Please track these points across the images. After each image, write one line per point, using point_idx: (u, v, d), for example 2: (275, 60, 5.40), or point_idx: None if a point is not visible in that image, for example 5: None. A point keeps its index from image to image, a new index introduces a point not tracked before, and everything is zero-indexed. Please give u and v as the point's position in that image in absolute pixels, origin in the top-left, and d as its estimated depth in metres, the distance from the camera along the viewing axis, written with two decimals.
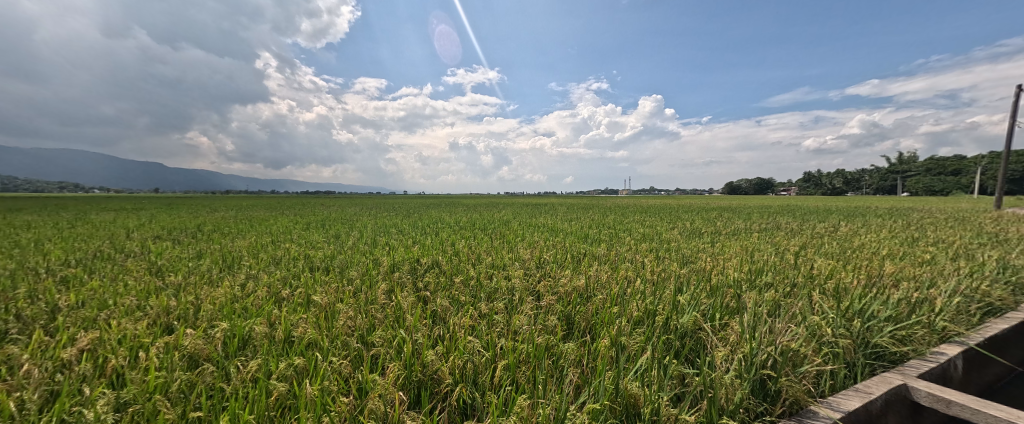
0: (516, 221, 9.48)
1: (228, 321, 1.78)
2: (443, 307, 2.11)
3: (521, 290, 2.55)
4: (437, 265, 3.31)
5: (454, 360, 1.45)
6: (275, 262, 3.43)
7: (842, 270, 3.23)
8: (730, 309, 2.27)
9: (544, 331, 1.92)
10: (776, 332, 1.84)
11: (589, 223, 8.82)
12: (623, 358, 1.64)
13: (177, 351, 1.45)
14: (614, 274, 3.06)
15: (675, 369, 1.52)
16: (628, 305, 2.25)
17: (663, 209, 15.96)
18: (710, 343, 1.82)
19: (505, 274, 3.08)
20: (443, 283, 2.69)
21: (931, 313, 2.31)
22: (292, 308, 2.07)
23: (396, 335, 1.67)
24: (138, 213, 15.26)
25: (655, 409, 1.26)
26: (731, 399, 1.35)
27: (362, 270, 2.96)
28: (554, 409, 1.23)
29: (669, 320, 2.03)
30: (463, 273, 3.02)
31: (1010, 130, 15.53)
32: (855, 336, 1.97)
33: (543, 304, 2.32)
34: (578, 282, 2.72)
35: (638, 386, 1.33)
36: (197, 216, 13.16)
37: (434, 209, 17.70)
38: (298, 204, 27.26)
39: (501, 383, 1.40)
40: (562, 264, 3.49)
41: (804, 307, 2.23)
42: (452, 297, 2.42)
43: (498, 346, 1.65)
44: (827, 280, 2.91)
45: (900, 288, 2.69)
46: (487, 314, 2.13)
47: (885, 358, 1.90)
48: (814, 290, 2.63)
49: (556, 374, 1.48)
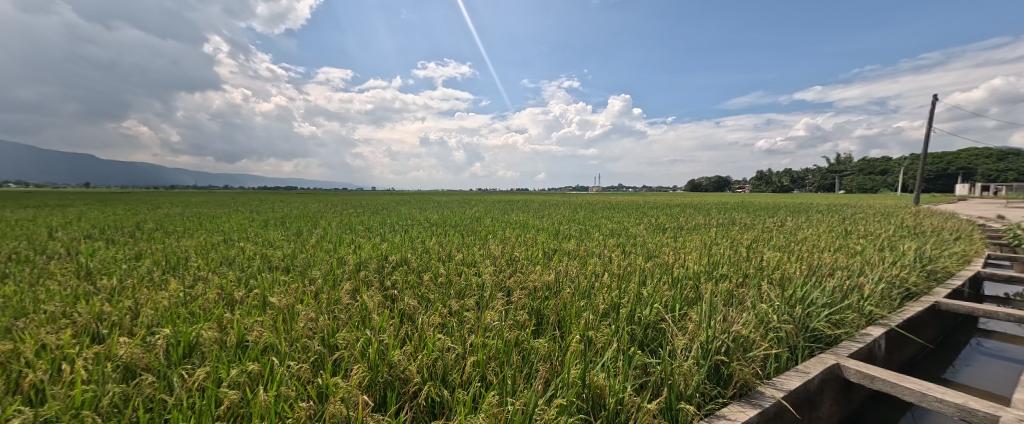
0: (487, 217, 9.43)
1: (171, 327, 1.64)
2: (411, 305, 2.07)
3: (492, 286, 2.55)
4: (406, 262, 3.23)
5: (422, 359, 1.43)
6: (228, 262, 3.21)
7: (788, 261, 3.50)
8: (689, 300, 2.40)
9: (514, 326, 1.93)
10: (729, 320, 1.97)
11: (560, 219, 8.95)
12: (590, 351, 1.68)
13: (110, 361, 1.32)
14: (583, 269, 3.14)
15: (638, 359, 1.59)
16: (595, 299, 2.31)
17: (629, 206, 16.53)
18: (671, 333, 1.90)
19: (476, 271, 3.05)
20: (412, 281, 2.62)
21: (861, 298, 2.56)
22: (247, 310, 1.95)
23: (361, 335, 1.61)
24: (62, 209, 13.61)
25: (619, 399, 1.32)
26: (688, 385, 1.44)
27: (325, 269, 2.83)
28: (523, 404, 1.24)
29: (634, 312, 2.11)
30: (433, 271, 2.97)
31: (927, 136, 17.49)
32: (797, 321, 2.14)
33: (513, 299, 2.34)
34: (548, 277, 2.76)
35: (603, 377, 1.38)
36: (138, 213, 12.03)
37: (404, 205, 17.28)
38: (253, 200, 25.55)
39: (471, 380, 1.39)
40: (532, 260, 3.53)
41: (754, 296, 2.40)
42: (420, 296, 2.37)
43: (468, 342, 1.64)
44: (774, 270, 3.15)
45: (835, 276, 2.97)
46: (456, 312, 2.10)
47: (823, 341, 2.09)
48: (762, 280, 2.84)
49: (525, 369, 1.49)
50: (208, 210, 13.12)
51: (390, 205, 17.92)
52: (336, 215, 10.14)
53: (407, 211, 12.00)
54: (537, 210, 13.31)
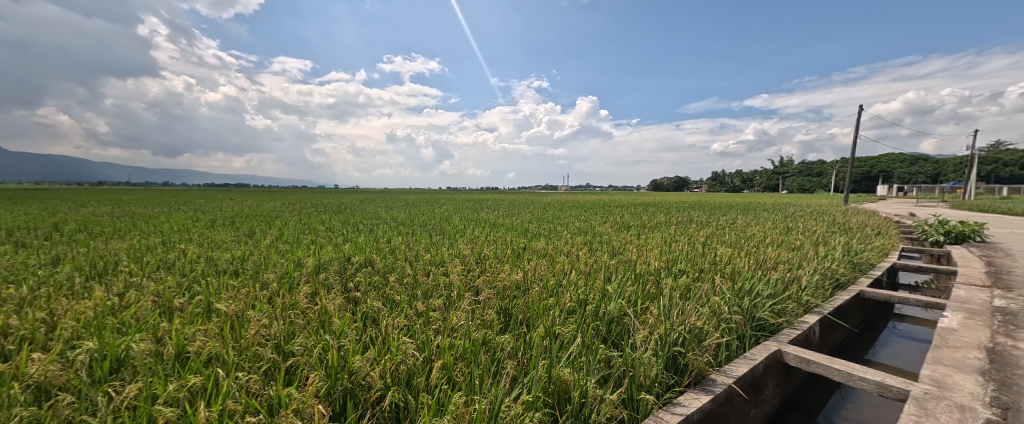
0: (456, 216, 9.30)
1: (96, 340, 1.47)
2: (375, 307, 2.00)
3: (459, 285, 2.52)
4: (370, 263, 3.12)
5: (385, 363, 1.39)
6: (167, 266, 2.93)
7: (739, 256, 3.77)
8: (650, 295, 2.50)
9: (482, 326, 1.92)
10: (686, 313, 2.09)
11: (529, 218, 9.02)
12: (556, 347, 1.71)
13: (17, 382, 1.16)
14: (550, 267, 3.19)
15: (602, 353, 1.63)
16: (562, 296, 2.36)
17: (596, 204, 16.97)
18: (633, 327, 1.98)
19: (443, 271, 3.00)
20: (376, 283, 2.53)
21: (799, 289, 2.81)
22: (189, 319, 1.78)
23: (320, 341, 1.53)
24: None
25: (584, 392, 1.35)
26: (648, 376, 1.51)
27: (280, 272, 2.66)
28: (489, 402, 1.23)
29: (598, 308, 2.17)
30: (399, 271, 2.88)
31: (855, 142, 19.51)
32: (745, 311, 2.31)
33: (480, 298, 2.32)
34: (516, 276, 2.77)
35: (568, 372, 1.41)
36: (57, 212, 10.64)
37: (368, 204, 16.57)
38: (198, 198, 23.44)
39: (437, 382, 1.37)
40: (502, 259, 3.53)
41: (708, 290, 2.56)
42: (385, 297, 2.30)
43: (434, 344, 1.61)
44: (727, 265, 3.37)
45: (778, 269, 3.23)
46: (422, 313, 2.05)
47: (767, 329, 2.27)
48: (716, 274, 3.03)
49: (492, 367, 1.49)
50: (146, 210, 11.90)
51: (354, 204, 17.17)
52: (293, 214, 9.56)
53: (372, 210, 11.58)
54: (506, 208, 13.36)
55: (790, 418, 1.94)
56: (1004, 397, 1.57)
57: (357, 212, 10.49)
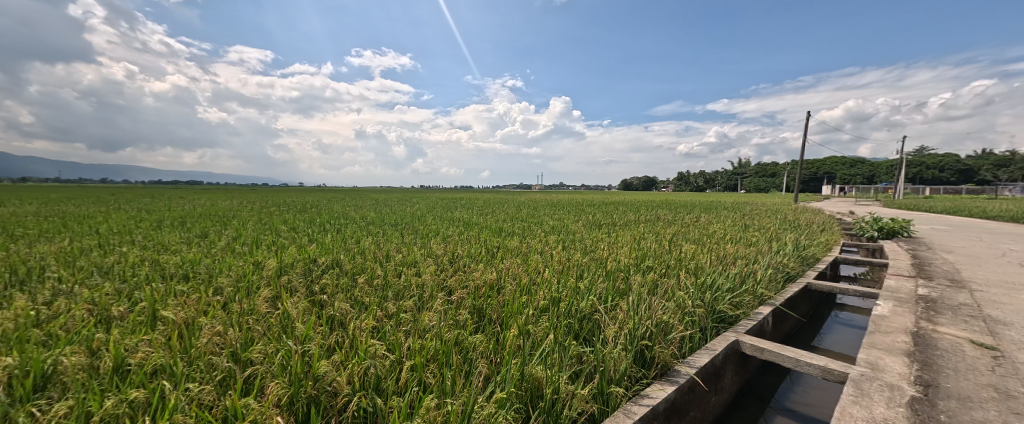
0: (428, 215, 9.13)
1: (16, 355, 1.31)
2: (342, 309, 1.92)
3: (432, 286, 2.47)
4: (337, 265, 2.99)
5: (353, 367, 1.34)
6: (103, 271, 2.66)
7: (702, 253, 3.96)
8: (620, 291, 2.58)
9: (454, 326, 1.90)
10: (653, 308, 2.17)
11: (503, 216, 9.02)
12: (528, 344, 1.72)
13: None
14: (524, 265, 3.21)
15: (573, 349, 1.66)
16: (535, 294, 2.37)
17: (569, 204, 17.25)
18: (604, 323, 2.03)
19: (416, 271, 2.94)
20: (344, 285, 2.43)
21: (755, 282, 3.00)
22: (131, 328, 1.63)
23: (281, 347, 1.46)
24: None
25: (555, 388, 1.37)
26: (617, 369, 1.56)
27: (237, 275, 2.49)
28: (461, 403, 1.22)
29: (570, 305, 2.20)
30: (369, 272, 2.79)
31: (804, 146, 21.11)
32: (707, 304, 2.43)
33: (453, 299, 2.29)
34: (490, 275, 2.76)
35: (540, 369, 1.43)
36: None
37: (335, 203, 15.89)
38: (142, 196, 21.51)
39: (407, 385, 1.34)
40: (475, 258, 3.51)
41: (674, 285, 2.67)
42: (353, 300, 2.22)
43: (404, 345, 1.57)
44: (691, 261, 3.54)
45: (737, 264, 3.43)
46: (393, 315, 1.99)
47: (727, 321, 2.40)
48: (681, 270, 3.17)
49: (465, 368, 1.48)
50: (81, 209, 10.75)
51: (321, 203, 16.42)
52: (253, 214, 8.99)
53: (341, 209, 11.12)
54: (480, 207, 13.30)
55: (747, 404, 2.07)
56: (925, 375, 1.77)
57: (324, 211, 10.05)
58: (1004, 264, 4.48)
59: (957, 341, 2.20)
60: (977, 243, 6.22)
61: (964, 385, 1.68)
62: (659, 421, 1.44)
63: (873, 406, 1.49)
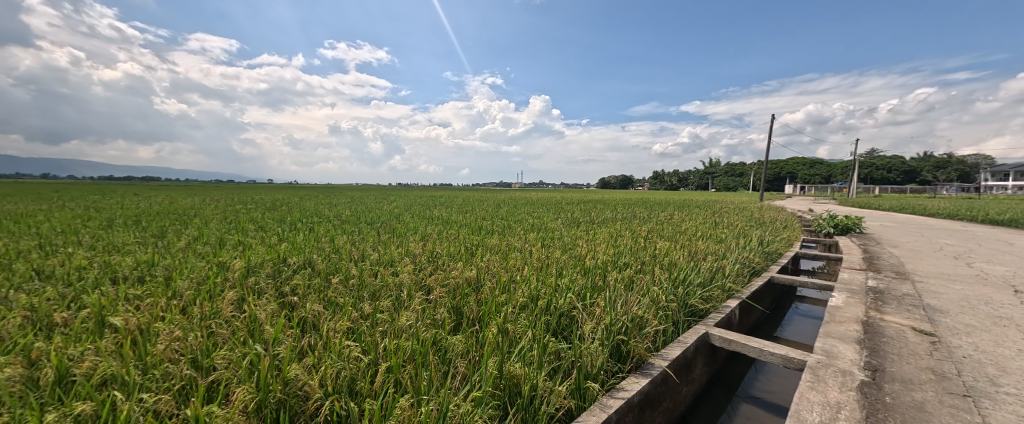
0: (406, 213, 8.97)
1: None
2: (314, 310, 1.85)
3: (409, 285, 2.43)
4: (309, 265, 2.88)
5: (325, 370, 1.30)
6: (44, 275, 2.44)
7: (675, 249, 4.10)
8: (598, 287, 2.62)
9: (432, 326, 1.87)
10: (629, 304, 2.22)
11: (482, 214, 8.97)
12: (507, 342, 1.73)
13: None
14: (504, 263, 3.21)
15: (551, 346, 1.68)
16: (514, 292, 2.38)
17: (548, 202, 17.38)
18: (581, 320, 2.06)
19: (393, 270, 2.87)
20: (316, 285, 2.34)
21: (724, 277, 3.14)
22: (77, 336, 1.51)
23: (248, 352, 1.39)
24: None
25: (533, 385, 1.39)
26: (594, 364, 1.60)
27: (198, 277, 2.35)
28: (438, 403, 1.21)
29: (549, 302, 2.22)
30: (343, 272, 2.70)
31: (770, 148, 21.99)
32: (680, 299, 2.52)
33: (432, 298, 2.26)
34: (469, 273, 2.74)
35: (519, 367, 1.43)
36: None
37: (307, 201, 15.27)
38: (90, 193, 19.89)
39: (383, 387, 1.31)
40: (454, 257, 3.47)
41: (648, 281, 2.75)
42: (327, 301, 2.14)
43: (380, 346, 1.54)
44: (665, 257, 3.65)
45: (708, 260, 3.57)
46: (368, 315, 1.94)
47: (698, 314, 2.50)
48: (655, 266, 3.26)
49: (442, 367, 1.46)
50: (18, 206, 9.80)
51: (293, 200, 15.75)
52: (216, 211, 8.49)
53: (313, 207, 10.71)
54: (459, 205, 13.19)
55: (715, 394, 2.16)
56: (873, 361, 1.91)
57: (295, 209, 9.66)
58: (942, 258, 4.90)
59: (901, 328, 2.40)
60: (919, 238, 6.77)
61: (906, 368, 1.84)
62: (633, 413, 1.48)
63: (828, 390, 1.60)
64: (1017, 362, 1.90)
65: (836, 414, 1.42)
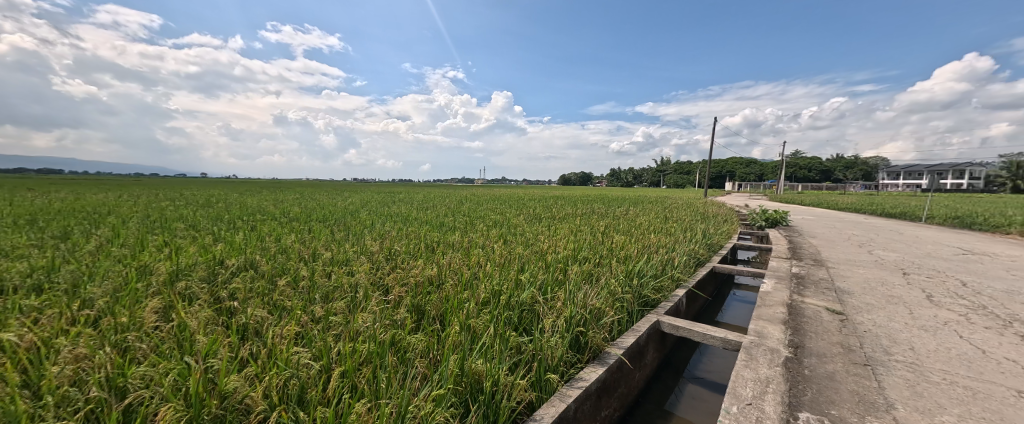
0: (362, 210, 8.55)
1: None
2: (257, 315, 1.69)
3: (366, 285, 2.31)
4: (251, 266, 2.65)
5: (269, 380, 1.21)
6: None
7: (630, 243, 4.31)
8: (558, 281, 2.69)
9: (391, 326, 1.80)
10: (587, 296, 2.30)
11: (443, 211, 8.79)
12: (469, 339, 1.71)
13: None
14: (466, 260, 3.18)
15: (514, 340, 1.69)
16: (477, 288, 2.37)
17: (510, 199, 17.42)
18: (542, 314, 2.10)
19: (348, 270, 2.73)
20: (260, 288, 2.15)
21: (674, 268, 3.36)
22: None
23: (175, 366, 1.25)
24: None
25: (495, 381, 1.39)
26: (554, 357, 1.64)
27: (114, 283, 2.07)
28: (395, 406, 1.18)
29: (510, 297, 2.23)
30: (292, 273, 2.51)
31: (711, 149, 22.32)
32: (634, 290, 2.65)
33: (390, 298, 2.18)
34: (430, 271, 2.68)
35: (480, 363, 1.43)
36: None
37: (247, 196, 13.92)
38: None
39: (336, 393, 1.25)
40: (414, 255, 3.38)
41: (606, 274, 2.86)
42: (272, 305, 1.97)
43: (333, 350, 1.45)
44: (621, 251, 3.83)
45: (660, 252, 3.80)
46: (321, 318, 1.83)
47: (650, 303, 2.66)
48: (612, 259, 3.41)
49: (401, 369, 1.42)
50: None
51: (231, 196, 14.32)
52: (136, 209, 7.48)
53: (256, 204, 9.79)
54: (419, 202, 12.86)
55: (665, 377, 2.31)
56: (796, 338, 2.16)
57: (234, 206, 8.82)
58: (851, 246, 5.64)
59: (818, 309, 2.73)
60: (832, 229, 7.73)
61: (821, 343, 2.10)
62: (591, 400, 1.54)
63: (760, 367, 1.78)
64: (904, 333, 2.25)
65: (766, 388, 1.58)
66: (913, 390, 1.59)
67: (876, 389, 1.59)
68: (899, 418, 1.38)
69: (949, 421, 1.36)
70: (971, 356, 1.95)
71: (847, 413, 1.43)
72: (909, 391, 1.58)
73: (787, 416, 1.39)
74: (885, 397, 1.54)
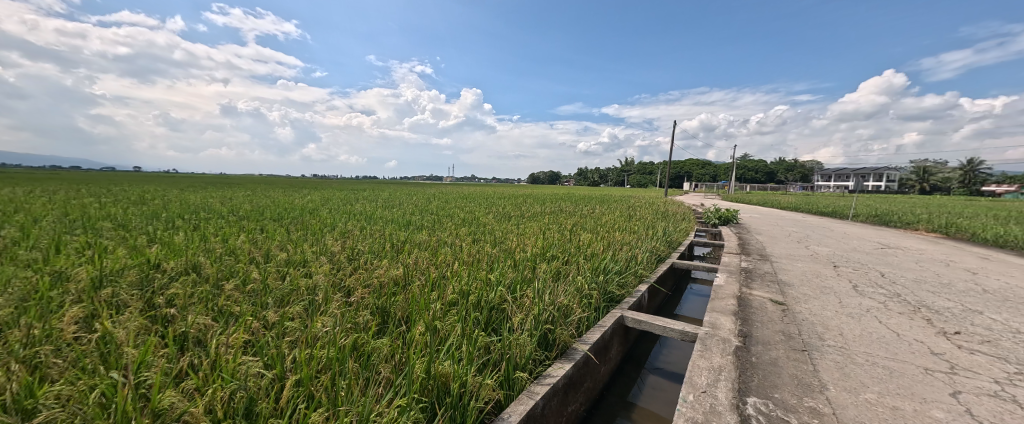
0: (322, 208, 8.11)
1: None
2: (200, 323, 1.55)
3: (326, 287, 2.20)
4: (193, 269, 2.42)
5: (213, 394, 1.11)
6: None
7: (596, 241, 4.44)
8: (527, 279, 2.70)
9: (352, 330, 1.72)
10: (556, 294, 2.33)
11: (408, 209, 8.55)
12: (435, 341, 1.67)
13: None
14: (433, 259, 3.12)
15: (482, 340, 1.68)
16: (444, 288, 2.32)
17: (479, 197, 17.23)
18: (511, 312, 2.10)
19: (305, 272, 2.57)
20: (202, 293, 1.97)
21: (637, 264, 3.50)
22: None
23: (98, 383, 1.11)
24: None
25: (462, 382, 1.37)
26: (522, 355, 1.65)
27: (20, 291, 1.80)
28: (356, 414, 1.13)
29: (479, 296, 2.22)
30: (241, 275, 2.33)
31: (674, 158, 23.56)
32: (600, 287, 2.73)
33: (352, 300, 2.09)
34: (395, 271, 2.59)
35: (448, 365, 1.40)
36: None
37: (188, 193, 12.68)
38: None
39: (291, 404, 1.17)
40: (378, 254, 3.26)
41: (573, 272, 2.92)
42: (218, 311, 1.82)
43: (287, 359, 1.36)
44: (587, 248, 3.92)
45: (624, 249, 3.94)
46: (275, 324, 1.71)
47: (614, 299, 2.75)
48: (578, 257, 3.49)
49: (363, 375, 1.36)
50: None
51: (169, 193, 13.00)
52: (51, 207, 6.57)
53: (199, 201, 8.94)
54: (383, 200, 12.44)
55: (628, 369, 2.40)
56: (744, 328, 2.33)
57: (173, 204, 8.01)
58: (791, 242, 6.17)
59: (764, 300, 2.96)
60: (776, 227, 8.42)
61: (766, 332, 2.28)
62: (558, 397, 1.57)
63: (713, 357, 1.89)
64: (835, 320, 2.50)
65: (719, 376, 1.69)
66: (842, 371, 1.76)
67: (812, 373, 1.75)
68: (831, 398, 1.53)
69: (871, 397, 1.53)
70: (888, 338, 2.20)
71: (788, 395, 1.56)
72: (839, 373, 1.75)
73: (737, 401, 1.50)
74: (820, 379, 1.69)
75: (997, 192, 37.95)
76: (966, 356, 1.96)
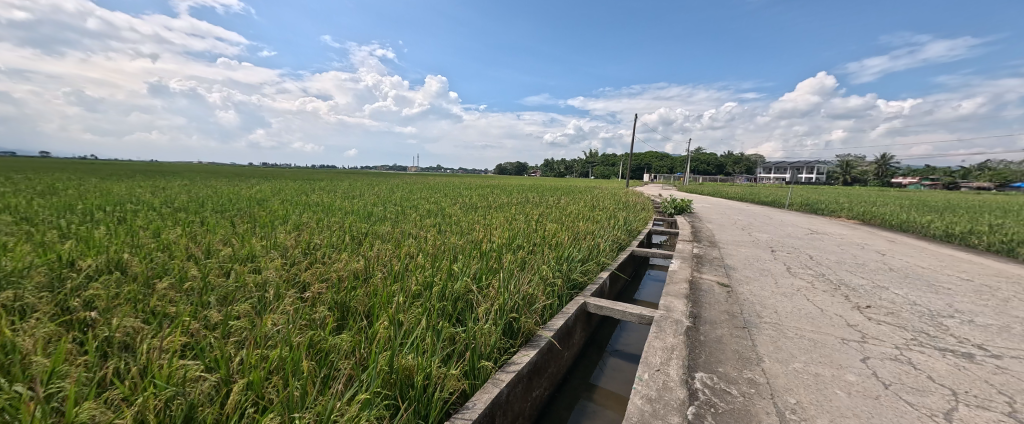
0: (274, 199, 7.57)
1: None
2: (126, 326, 1.39)
3: (277, 283, 2.07)
4: (118, 267, 2.16)
5: (146, 403, 1.01)
6: None
7: (561, 230, 4.53)
8: (492, 269, 2.71)
9: (307, 327, 1.63)
10: (521, 284, 2.36)
11: (370, 200, 8.22)
12: (398, 334, 1.63)
13: None
14: (397, 251, 3.03)
15: (447, 331, 1.66)
16: (407, 280, 2.27)
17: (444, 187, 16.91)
18: (477, 302, 2.10)
19: (253, 267, 2.39)
20: (129, 293, 1.76)
21: (598, 253, 3.63)
22: None
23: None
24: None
25: (426, 374, 1.35)
26: (487, 344, 1.66)
27: None
28: (313, 415, 1.08)
29: (444, 288, 2.19)
30: (177, 273, 2.11)
31: None
32: (564, 275, 2.80)
33: (307, 296, 1.98)
34: (355, 264, 2.48)
35: (411, 358, 1.38)
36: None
37: (111, 182, 11.23)
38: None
39: (238, 408, 1.09)
40: (338, 247, 3.11)
41: (538, 261, 2.97)
42: (149, 312, 1.64)
43: (233, 360, 1.27)
44: (552, 238, 4.00)
45: (587, 238, 4.07)
46: (218, 323, 1.59)
47: (578, 286, 2.84)
48: (543, 247, 3.55)
49: (320, 373, 1.30)
50: None
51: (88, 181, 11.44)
52: None
53: (126, 191, 7.98)
54: (342, 190, 11.84)
55: (590, 353, 2.50)
56: (695, 309, 2.51)
57: (93, 194, 7.08)
58: (737, 229, 6.70)
59: (712, 283, 3.19)
60: (724, 215, 9.10)
61: (713, 312, 2.47)
62: (523, 383, 1.60)
63: (667, 337, 2.02)
64: (771, 299, 2.77)
65: (671, 355, 1.81)
66: (775, 344, 1.96)
67: (751, 347, 1.93)
68: (766, 368, 1.69)
69: (798, 366, 1.71)
70: (813, 313, 2.47)
71: (730, 369, 1.71)
72: (773, 346, 1.95)
73: (687, 377, 1.61)
74: (757, 352, 1.87)
75: (903, 184, 43.46)
76: (874, 326, 2.25)
